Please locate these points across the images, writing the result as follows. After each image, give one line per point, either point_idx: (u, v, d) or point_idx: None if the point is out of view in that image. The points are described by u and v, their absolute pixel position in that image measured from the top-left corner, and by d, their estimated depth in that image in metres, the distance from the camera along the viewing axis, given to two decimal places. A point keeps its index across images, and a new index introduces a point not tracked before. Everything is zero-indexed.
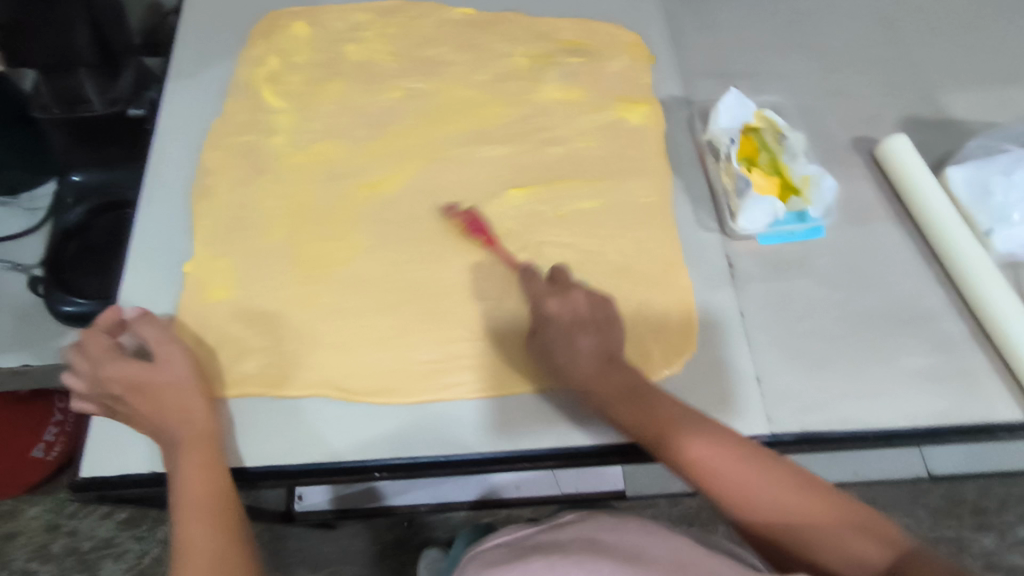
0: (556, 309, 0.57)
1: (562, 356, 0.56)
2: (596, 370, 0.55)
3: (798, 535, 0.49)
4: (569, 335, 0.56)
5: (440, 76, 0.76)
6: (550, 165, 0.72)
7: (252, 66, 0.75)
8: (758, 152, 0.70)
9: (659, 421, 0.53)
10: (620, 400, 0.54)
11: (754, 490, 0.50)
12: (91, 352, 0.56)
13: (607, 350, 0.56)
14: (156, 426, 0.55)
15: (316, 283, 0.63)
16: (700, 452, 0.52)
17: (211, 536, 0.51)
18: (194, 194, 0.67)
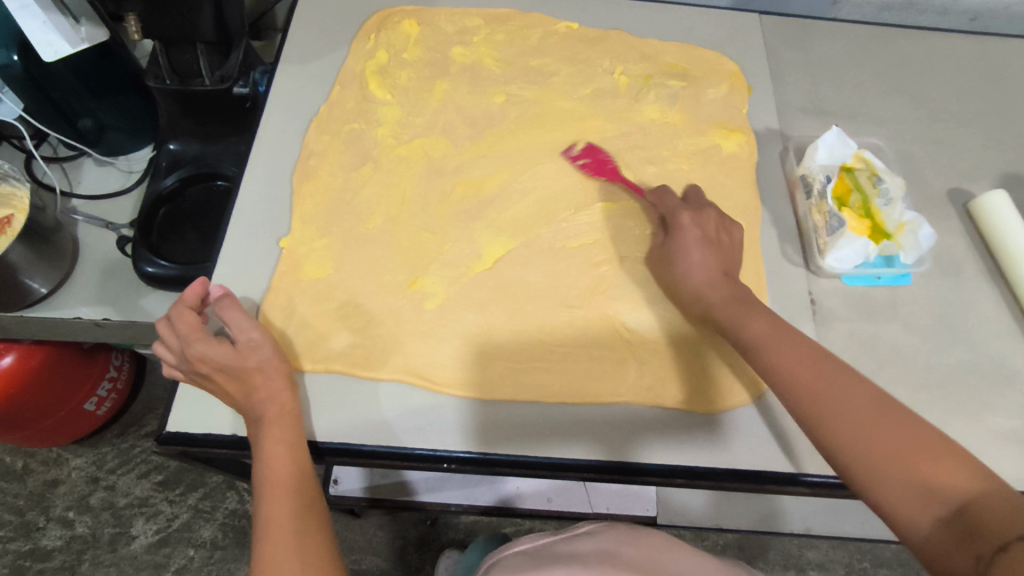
0: (685, 220, 0.64)
1: (681, 265, 0.63)
2: (708, 277, 0.62)
3: (866, 452, 0.48)
4: (688, 247, 0.63)
5: (542, 86, 0.78)
6: (642, 184, 0.73)
7: (364, 58, 0.78)
8: (850, 192, 0.69)
9: (758, 336, 0.57)
10: (727, 303, 0.60)
11: (837, 403, 0.51)
12: (181, 328, 0.57)
13: (720, 262, 0.63)
14: (245, 404, 0.57)
15: (410, 272, 0.65)
16: (794, 366, 0.54)
17: (292, 517, 0.53)
18: (300, 174, 0.70)
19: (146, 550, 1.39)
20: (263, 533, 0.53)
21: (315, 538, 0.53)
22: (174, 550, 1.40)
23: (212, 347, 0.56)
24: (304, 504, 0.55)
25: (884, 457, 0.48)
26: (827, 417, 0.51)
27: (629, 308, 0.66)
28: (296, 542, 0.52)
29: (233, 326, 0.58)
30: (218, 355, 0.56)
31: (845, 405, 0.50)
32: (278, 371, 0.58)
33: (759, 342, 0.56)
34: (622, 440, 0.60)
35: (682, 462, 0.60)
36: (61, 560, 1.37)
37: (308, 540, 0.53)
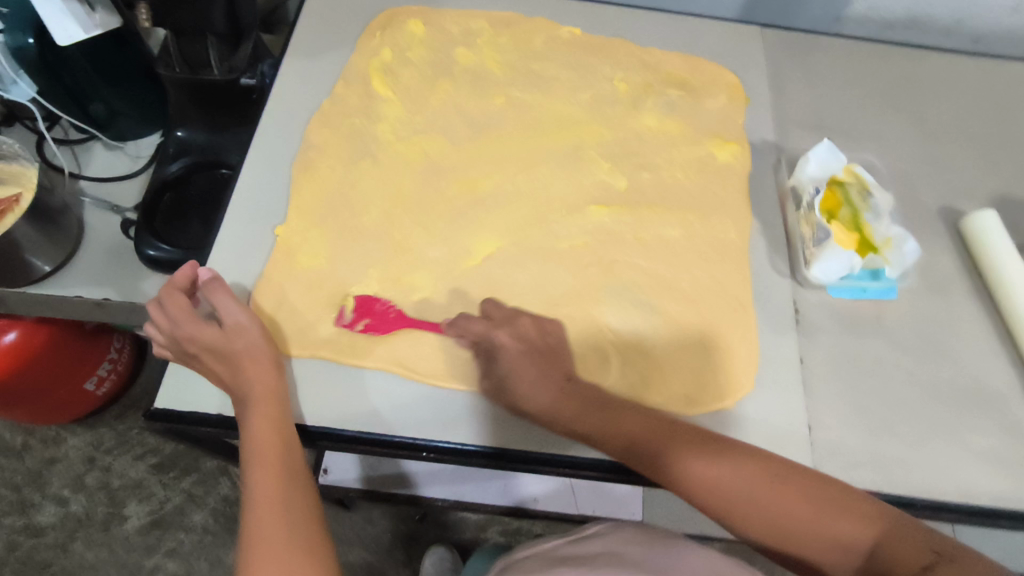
0: (505, 339, 0.60)
1: (521, 390, 0.59)
2: (554, 396, 0.58)
3: (779, 526, 0.51)
4: (517, 365, 0.59)
5: (542, 90, 0.80)
6: (635, 190, 0.74)
7: (369, 55, 0.80)
8: (839, 206, 0.70)
9: (634, 440, 0.56)
10: (588, 414, 0.57)
11: (736, 489, 0.52)
12: (170, 311, 0.59)
13: (556, 372, 0.60)
14: (232, 384, 0.58)
15: (402, 265, 0.67)
16: (682, 468, 0.54)
17: (277, 488, 0.55)
18: (299, 165, 0.71)
19: (138, 532, 1.42)
20: (248, 503, 0.54)
21: (300, 508, 0.54)
22: (166, 533, 1.42)
23: (201, 329, 0.58)
24: (290, 476, 0.56)
25: (799, 528, 0.51)
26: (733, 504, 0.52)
27: (616, 311, 0.67)
28: (285, 518, 0.53)
29: (223, 311, 0.60)
30: (206, 337, 0.58)
31: (745, 492, 0.52)
32: (264, 354, 0.59)
33: (639, 445, 0.55)
34: None
35: None
36: (54, 537, 1.40)
37: (292, 511, 0.54)
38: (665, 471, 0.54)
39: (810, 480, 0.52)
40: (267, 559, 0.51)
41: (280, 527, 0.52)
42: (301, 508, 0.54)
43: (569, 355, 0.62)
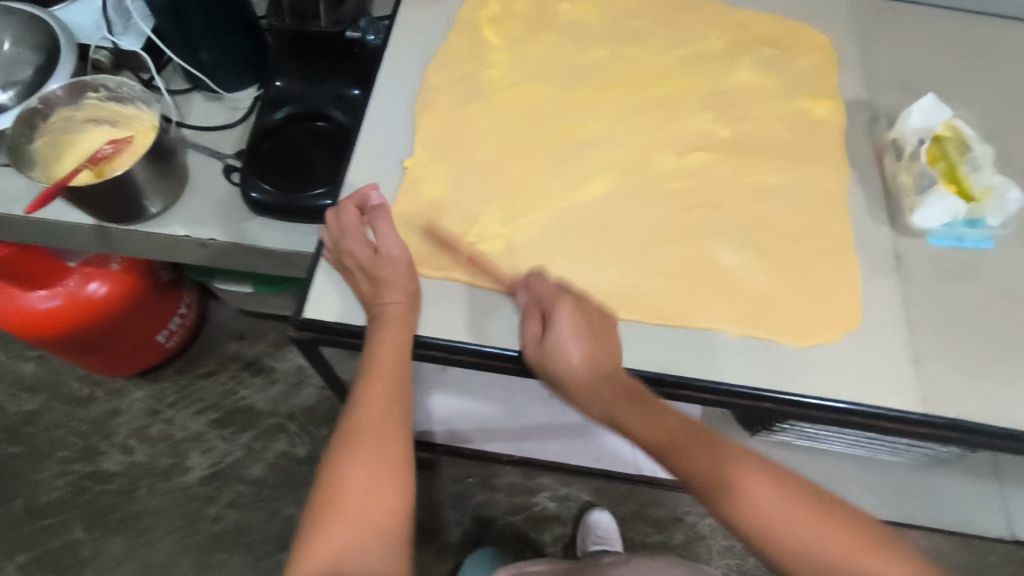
0: (564, 320, 0.61)
1: (563, 363, 0.61)
2: (593, 376, 0.60)
3: (810, 554, 0.51)
4: (568, 341, 0.61)
5: (643, 44, 0.83)
6: (736, 140, 0.77)
7: (476, 5, 0.83)
8: (936, 160, 0.72)
9: (684, 457, 0.57)
10: (625, 397, 0.60)
11: (782, 514, 0.52)
12: (342, 222, 0.66)
13: (606, 357, 0.62)
14: (371, 301, 0.64)
15: (521, 199, 0.71)
16: (723, 475, 0.55)
17: (384, 404, 0.61)
18: (420, 106, 0.75)
19: (199, 483, 1.40)
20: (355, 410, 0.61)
21: (394, 425, 0.61)
22: (224, 484, 1.40)
23: (361, 249, 0.65)
24: (395, 393, 0.62)
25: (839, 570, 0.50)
26: (772, 526, 0.52)
27: (725, 249, 0.70)
28: (380, 426, 0.60)
29: (382, 237, 0.65)
30: (364, 258, 0.65)
31: (782, 514, 0.52)
32: (407, 278, 0.64)
33: (689, 462, 0.56)
34: (715, 362, 0.65)
35: (773, 390, 0.64)
36: (119, 484, 1.39)
37: (388, 433, 0.60)
38: (711, 488, 0.55)
39: (863, 521, 0.52)
40: (363, 457, 0.58)
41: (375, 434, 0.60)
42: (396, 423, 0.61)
43: (617, 343, 0.63)
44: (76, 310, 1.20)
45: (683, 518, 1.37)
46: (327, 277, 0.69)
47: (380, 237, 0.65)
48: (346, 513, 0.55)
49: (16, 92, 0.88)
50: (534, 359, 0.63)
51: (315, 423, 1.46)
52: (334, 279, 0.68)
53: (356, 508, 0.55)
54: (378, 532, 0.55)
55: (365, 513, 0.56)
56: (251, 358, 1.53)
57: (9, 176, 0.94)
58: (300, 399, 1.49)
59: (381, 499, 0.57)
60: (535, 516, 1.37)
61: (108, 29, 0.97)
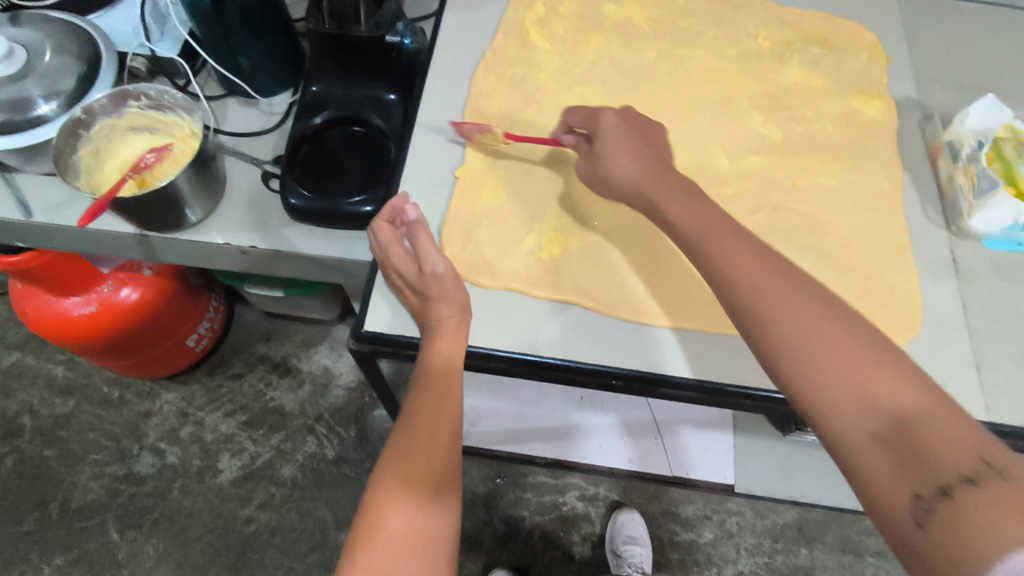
0: (608, 118, 0.66)
1: (609, 155, 0.64)
2: (636, 167, 0.63)
3: (791, 337, 0.49)
4: (613, 142, 0.64)
5: (692, 45, 0.82)
6: (788, 141, 0.76)
7: (523, 7, 0.82)
8: (991, 161, 0.71)
9: (720, 254, 0.55)
10: (656, 182, 0.62)
11: (797, 316, 0.50)
12: (382, 238, 0.63)
13: (649, 153, 0.64)
14: (422, 315, 0.62)
15: (573, 206, 0.70)
16: (704, 231, 0.57)
17: (430, 422, 0.56)
18: (471, 111, 0.75)
19: (231, 484, 1.41)
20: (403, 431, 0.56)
21: (442, 444, 0.55)
22: (258, 486, 1.41)
23: (405, 267, 0.62)
24: (443, 410, 0.57)
25: (843, 381, 0.46)
26: (761, 311, 0.51)
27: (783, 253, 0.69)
28: (426, 445, 0.54)
29: (423, 253, 0.62)
30: (411, 274, 0.63)
31: (773, 294, 0.52)
32: (455, 290, 0.61)
33: (722, 257, 0.55)
34: None
35: None
36: (153, 486, 1.40)
37: (435, 457, 0.54)
38: (735, 286, 0.54)
39: (891, 350, 0.48)
40: (404, 467, 0.53)
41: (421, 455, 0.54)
42: (441, 433, 0.56)
43: (662, 149, 0.67)
44: (107, 316, 1.20)
45: (711, 517, 1.36)
46: (381, 289, 0.68)
47: (423, 254, 0.62)
48: (390, 543, 0.50)
49: (60, 102, 0.87)
50: (587, 171, 0.66)
51: (342, 423, 1.47)
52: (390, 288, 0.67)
53: (397, 539, 0.50)
54: (414, 544, 0.50)
55: (406, 523, 0.51)
56: (279, 358, 1.53)
57: (53, 185, 0.94)
58: (329, 400, 1.49)
59: (418, 512, 0.51)
60: (564, 515, 1.36)
61: (146, 35, 0.97)
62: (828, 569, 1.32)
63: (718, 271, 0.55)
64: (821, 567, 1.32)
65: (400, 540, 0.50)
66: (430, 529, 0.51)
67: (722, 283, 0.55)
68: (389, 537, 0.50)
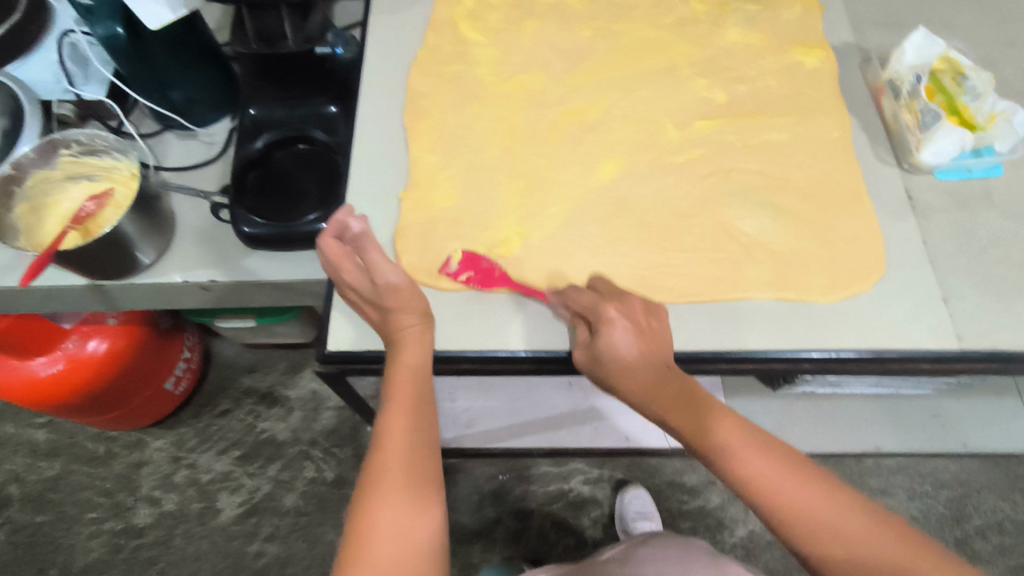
0: (609, 314, 0.57)
1: (605, 357, 0.56)
2: (639, 364, 0.56)
3: (820, 544, 0.47)
4: (625, 348, 0.56)
5: (627, 18, 0.81)
6: (736, 101, 0.75)
7: (451, 4, 0.80)
8: (934, 95, 0.72)
9: (722, 454, 0.52)
10: (676, 399, 0.55)
11: (829, 528, 0.47)
12: (329, 255, 0.61)
13: (662, 353, 0.57)
14: (384, 329, 0.61)
15: (527, 197, 0.68)
16: (716, 438, 0.53)
17: (407, 432, 0.54)
18: (410, 115, 0.72)
19: (234, 522, 1.39)
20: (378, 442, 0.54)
21: (424, 451, 0.54)
22: (261, 519, 1.39)
23: (358, 283, 0.61)
24: (418, 417, 0.56)
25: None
26: (777, 509, 0.49)
27: (743, 213, 0.68)
28: (408, 452, 0.53)
29: (373, 266, 0.60)
30: (366, 290, 0.61)
31: (788, 492, 0.49)
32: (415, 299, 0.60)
33: (727, 461, 0.52)
34: (755, 331, 0.63)
35: (818, 352, 0.62)
36: (154, 535, 1.37)
37: (417, 466, 0.53)
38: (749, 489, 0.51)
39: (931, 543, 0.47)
40: (387, 481, 0.51)
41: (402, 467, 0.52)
42: (423, 441, 0.54)
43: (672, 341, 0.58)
44: (79, 371, 1.17)
45: (716, 481, 1.38)
46: (343, 307, 0.66)
47: (373, 266, 0.60)
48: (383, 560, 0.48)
49: None
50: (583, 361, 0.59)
51: (338, 444, 1.45)
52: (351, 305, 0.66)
53: (392, 554, 0.48)
54: (402, 558, 0.48)
55: (393, 538, 0.49)
56: (265, 390, 1.51)
57: None
58: (321, 424, 1.47)
59: (404, 524, 0.50)
60: (572, 501, 1.37)
61: (69, 80, 0.93)
62: None
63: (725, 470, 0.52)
64: None
65: (388, 555, 0.48)
66: (419, 541, 0.49)
67: (765, 506, 0.50)
68: (377, 554, 0.48)
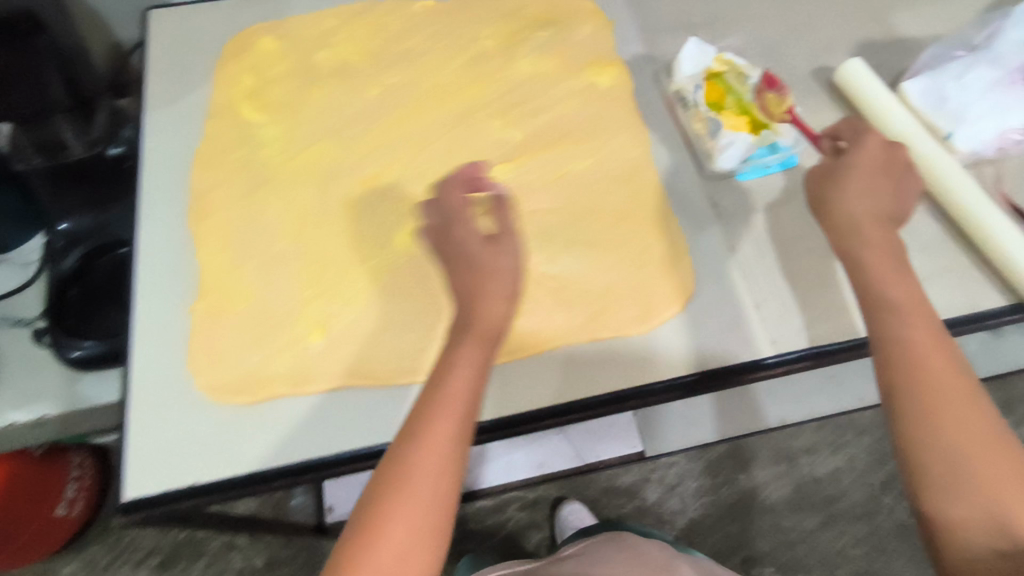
0: (871, 146, 0.59)
1: (838, 199, 0.58)
2: (868, 217, 0.57)
3: (948, 460, 0.48)
4: (858, 169, 0.58)
5: (417, 68, 0.77)
6: (534, 137, 0.73)
7: (228, 86, 0.76)
8: (724, 95, 0.73)
9: (912, 338, 0.51)
10: (873, 237, 0.56)
11: (967, 449, 0.47)
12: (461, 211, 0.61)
13: (885, 202, 0.58)
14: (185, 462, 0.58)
15: (323, 284, 0.66)
16: (895, 327, 0.52)
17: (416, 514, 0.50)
18: (194, 216, 0.69)
19: None
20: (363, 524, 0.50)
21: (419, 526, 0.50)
22: None
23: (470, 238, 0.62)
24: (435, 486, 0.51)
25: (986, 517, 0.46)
26: (945, 422, 0.48)
27: (549, 257, 0.67)
28: (388, 531, 0.49)
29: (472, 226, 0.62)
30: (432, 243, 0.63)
31: (952, 410, 0.49)
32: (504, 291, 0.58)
33: (918, 377, 0.50)
34: (571, 376, 0.63)
35: (637, 384, 0.62)
36: None
37: (417, 546, 0.49)
38: (906, 384, 0.50)
39: None
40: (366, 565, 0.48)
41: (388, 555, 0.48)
42: (422, 518, 0.50)
43: (911, 194, 0.59)
44: None
45: (652, 476, 1.27)
46: (138, 446, 0.59)
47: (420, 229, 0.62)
48: None
49: None
50: (812, 180, 0.61)
51: None
52: (146, 437, 0.59)
53: None
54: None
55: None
56: None
57: None
58: None
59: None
60: (511, 533, 1.23)
61: None
62: (770, 483, 1.25)
63: (918, 389, 0.50)
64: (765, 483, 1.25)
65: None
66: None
67: (913, 407, 0.49)
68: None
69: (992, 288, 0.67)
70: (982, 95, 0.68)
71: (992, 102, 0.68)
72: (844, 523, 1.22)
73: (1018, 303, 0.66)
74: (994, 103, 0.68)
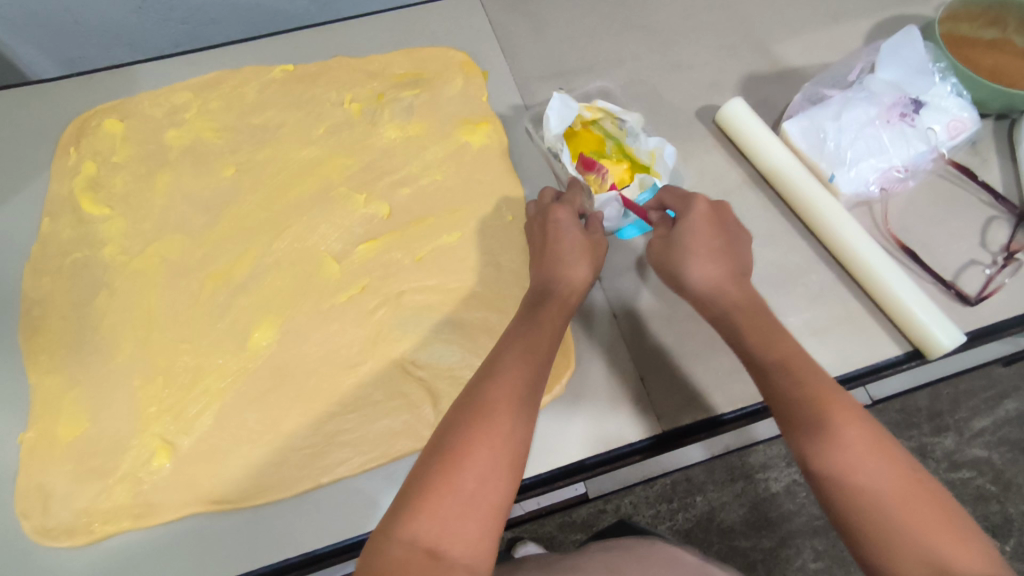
0: (702, 207, 0.59)
1: (692, 267, 0.57)
2: (721, 280, 0.56)
3: (865, 488, 0.43)
4: (698, 234, 0.58)
5: (272, 142, 0.72)
6: (400, 211, 0.69)
7: (67, 177, 0.70)
8: (602, 142, 0.71)
9: (809, 375, 0.49)
10: (730, 290, 0.56)
11: (878, 474, 0.43)
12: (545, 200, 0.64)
13: (732, 263, 0.58)
14: None
15: (165, 398, 0.59)
16: (791, 351, 0.51)
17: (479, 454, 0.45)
18: (27, 330, 0.63)
19: None
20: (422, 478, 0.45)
21: (481, 476, 0.45)
22: None
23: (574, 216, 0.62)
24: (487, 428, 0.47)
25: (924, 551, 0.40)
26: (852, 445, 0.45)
27: (416, 344, 0.62)
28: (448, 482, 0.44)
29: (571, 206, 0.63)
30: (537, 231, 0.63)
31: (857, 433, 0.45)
32: (585, 252, 0.60)
33: (817, 401, 0.47)
34: None
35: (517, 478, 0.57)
36: None
37: (482, 495, 0.44)
38: (814, 427, 0.46)
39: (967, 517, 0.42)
40: (434, 508, 0.43)
41: (450, 509, 0.43)
42: (478, 465, 0.45)
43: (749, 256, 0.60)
44: None
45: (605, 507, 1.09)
46: None
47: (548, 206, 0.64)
48: None
49: None
50: (660, 255, 0.60)
51: None
52: None
53: None
54: (468, 568, 0.41)
55: (444, 543, 0.42)
56: None
57: None
58: None
59: (466, 528, 0.43)
60: None
61: None
62: (728, 505, 1.08)
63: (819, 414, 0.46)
64: (724, 503, 1.08)
65: (454, 564, 0.41)
66: (485, 547, 0.43)
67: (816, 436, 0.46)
68: (423, 569, 0.40)
69: (888, 335, 0.63)
70: (854, 137, 0.66)
71: (870, 140, 0.66)
72: (800, 539, 1.06)
73: (914, 349, 0.62)
74: (865, 145, 0.66)
